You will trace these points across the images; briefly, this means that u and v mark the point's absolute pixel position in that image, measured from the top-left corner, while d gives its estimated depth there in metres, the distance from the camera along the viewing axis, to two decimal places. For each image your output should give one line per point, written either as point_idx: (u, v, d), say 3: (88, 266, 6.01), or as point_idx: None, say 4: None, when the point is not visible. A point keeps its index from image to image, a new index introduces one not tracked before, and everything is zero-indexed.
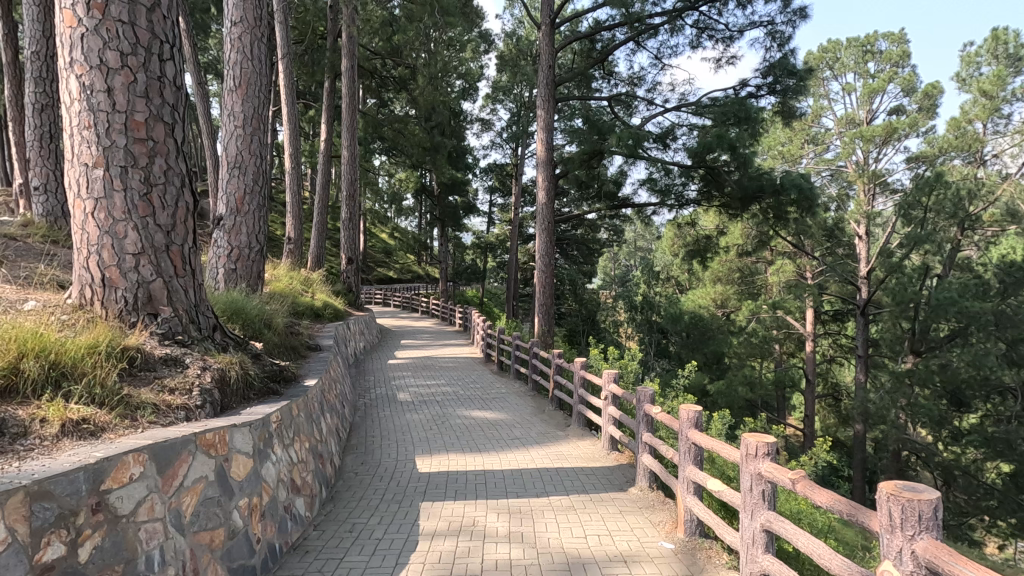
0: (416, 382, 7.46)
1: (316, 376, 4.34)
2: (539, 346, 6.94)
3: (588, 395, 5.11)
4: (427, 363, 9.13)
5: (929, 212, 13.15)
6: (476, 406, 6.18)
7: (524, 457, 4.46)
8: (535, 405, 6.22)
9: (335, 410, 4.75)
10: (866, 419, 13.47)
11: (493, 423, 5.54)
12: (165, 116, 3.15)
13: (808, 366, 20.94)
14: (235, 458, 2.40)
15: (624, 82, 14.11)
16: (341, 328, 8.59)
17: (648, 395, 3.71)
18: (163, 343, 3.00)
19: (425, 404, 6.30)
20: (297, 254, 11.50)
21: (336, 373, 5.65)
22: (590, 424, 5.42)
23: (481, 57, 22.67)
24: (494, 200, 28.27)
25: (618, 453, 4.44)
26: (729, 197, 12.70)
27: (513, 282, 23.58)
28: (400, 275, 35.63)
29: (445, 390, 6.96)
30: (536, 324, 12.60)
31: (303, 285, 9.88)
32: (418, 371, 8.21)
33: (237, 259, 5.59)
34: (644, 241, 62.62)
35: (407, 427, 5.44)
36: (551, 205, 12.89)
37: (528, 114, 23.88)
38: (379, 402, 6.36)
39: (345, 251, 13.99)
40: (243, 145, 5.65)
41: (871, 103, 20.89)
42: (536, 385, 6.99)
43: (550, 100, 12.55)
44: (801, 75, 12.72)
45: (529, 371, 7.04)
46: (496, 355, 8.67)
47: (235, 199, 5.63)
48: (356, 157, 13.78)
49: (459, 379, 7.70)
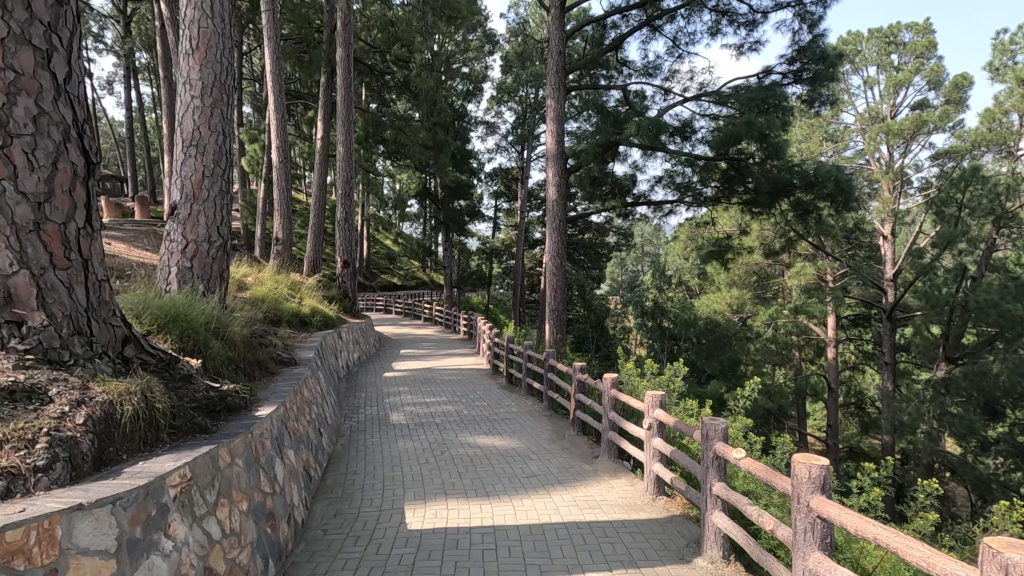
0: (413, 399, 6.46)
1: (275, 403, 3.35)
2: (555, 357, 5.99)
3: (622, 421, 4.12)
4: (426, 376, 8.13)
5: (964, 209, 12.09)
6: (483, 431, 5.16)
7: (546, 504, 3.45)
8: (553, 429, 5.22)
9: (305, 445, 3.74)
10: (895, 430, 12.45)
11: (503, 454, 4.52)
12: (34, 39, 2.20)
13: (830, 373, 19.81)
14: (74, 567, 1.41)
15: (637, 73, 13.15)
16: (328, 337, 7.62)
17: (721, 432, 2.68)
18: (23, 366, 2.05)
19: (422, 428, 5.30)
20: (286, 256, 10.52)
21: (313, 394, 4.67)
22: (622, 455, 4.43)
23: (484, 56, 21.86)
24: (499, 204, 27.34)
25: (667, 499, 3.43)
26: (753, 192, 11.71)
27: (519, 288, 22.66)
28: (405, 282, 34.80)
29: (446, 411, 5.93)
30: (547, 331, 11.66)
31: (289, 291, 8.91)
32: (416, 386, 7.21)
33: (193, 255, 4.62)
34: (651, 247, 61.87)
35: (398, 459, 4.45)
36: (562, 203, 11.92)
37: (534, 115, 22.98)
38: (367, 427, 5.35)
39: (340, 254, 13.00)
40: (202, 120, 4.70)
41: (896, 96, 19.84)
42: (553, 404, 6.00)
43: (561, 90, 11.60)
44: (830, 60, 11.71)
45: (544, 388, 6.07)
46: (504, 365, 7.73)
47: (191, 184, 4.66)
48: (352, 154, 12.84)
49: (462, 395, 6.71)
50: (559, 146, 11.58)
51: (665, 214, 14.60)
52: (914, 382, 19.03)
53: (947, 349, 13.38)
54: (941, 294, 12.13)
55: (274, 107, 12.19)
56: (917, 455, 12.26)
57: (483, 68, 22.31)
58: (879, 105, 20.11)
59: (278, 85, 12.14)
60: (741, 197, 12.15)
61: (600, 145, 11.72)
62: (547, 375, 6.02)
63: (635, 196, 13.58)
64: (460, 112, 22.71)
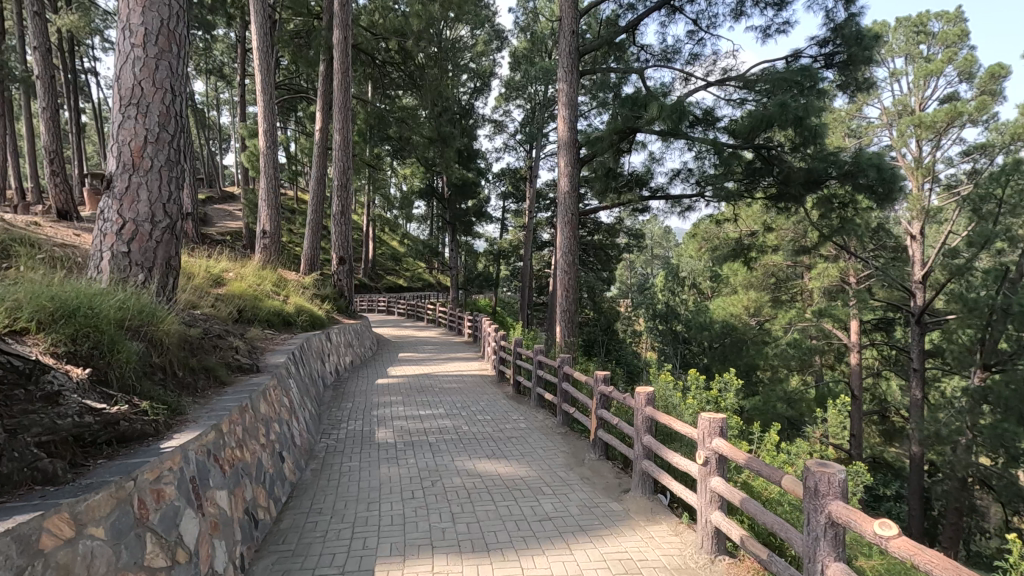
0: (406, 412, 5.58)
1: (201, 429, 2.49)
2: (571, 363, 5.12)
3: (661, 447, 3.22)
4: (422, 383, 7.26)
5: (1004, 206, 10.97)
6: (485, 454, 4.27)
7: (566, 567, 2.55)
8: (570, 453, 4.32)
9: (250, 480, 2.86)
10: (923, 441, 11.44)
11: (510, 487, 3.62)
12: None
13: (854, 380, 18.74)
14: None
15: (655, 58, 12.21)
16: (313, 339, 6.76)
17: (840, 487, 1.74)
18: None
19: (412, 449, 4.41)
20: (274, 250, 9.66)
21: (277, 408, 3.80)
22: (659, 489, 3.53)
23: (491, 52, 20.99)
24: (507, 205, 26.46)
25: (731, 561, 2.54)
26: (781, 184, 10.74)
27: (527, 290, 21.82)
28: (411, 283, 34.12)
29: (443, 426, 5.05)
30: (558, 334, 10.79)
31: (274, 287, 8.08)
32: (411, 396, 6.34)
33: (131, 238, 3.78)
34: (661, 249, 60.50)
35: (378, 493, 3.54)
36: (575, 194, 11.00)
37: (543, 112, 22.09)
38: (346, 447, 4.47)
39: (336, 250, 12.13)
40: (144, 73, 3.84)
41: (925, 89, 18.70)
42: (568, 419, 5.10)
43: (575, 72, 10.70)
44: (867, 40, 10.61)
45: (559, 400, 5.17)
46: (510, 371, 6.86)
47: (130, 151, 3.82)
48: (349, 145, 11.97)
49: (462, 407, 5.83)
50: (572, 133, 10.69)
51: (684, 209, 13.66)
52: (944, 392, 17.92)
53: (984, 355, 12.32)
54: (982, 297, 11.09)
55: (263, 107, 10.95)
56: (950, 469, 11.34)
57: (490, 63, 21.46)
58: (907, 97, 18.96)
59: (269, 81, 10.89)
60: (768, 190, 11.20)
61: (618, 131, 10.81)
62: (561, 386, 5.13)
63: (653, 188, 12.67)
64: (466, 108, 21.87)
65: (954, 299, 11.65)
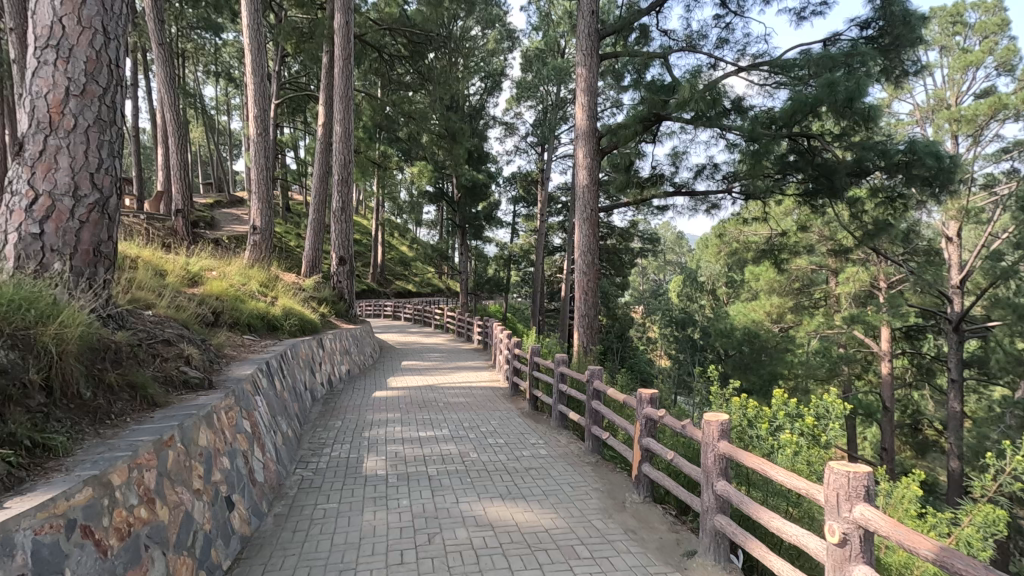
0: (403, 434, 4.68)
1: (64, 487, 1.61)
2: (602, 377, 4.23)
3: (753, 505, 2.29)
4: (424, 396, 6.37)
5: None
6: (498, 495, 3.35)
7: None
8: (607, 493, 3.40)
9: (163, 551, 1.98)
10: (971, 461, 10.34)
11: (531, 546, 2.70)
12: None
13: (886, 391, 17.58)
14: None
15: (680, 43, 11.24)
16: (301, 346, 5.90)
17: None
18: None
19: (406, 485, 3.51)
20: (266, 248, 8.81)
21: (230, 436, 2.92)
22: (737, 554, 2.59)
23: (502, 52, 20.16)
24: (517, 209, 25.66)
25: None
26: (819, 176, 9.64)
27: (539, 295, 20.89)
28: (420, 289, 33.42)
29: (446, 453, 4.15)
30: (576, 342, 9.88)
31: (262, 288, 7.27)
32: (411, 413, 5.45)
33: (46, 216, 2.94)
34: (674, 254, 59.24)
35: (354, 550, 2.65)
36: (595, 188, 10.09)
37: (556, 113, 21.14)
38: (324, 481, 3.58)
39: (335, 250, 11.29)
40: (65, 8, 3.01)
41: (964, 83, 17.43)
42: (600, 446, 4.17)
43: (595, 55, 9.81)
44: (914, 20, 8.83)
45: (588, 423, 4.24)
46: (526, 385, 5.97)
47: (46, 105, 2.99)
48: (350, 137, 11.14)
49: (470, 427, 4.92)
50: (591, 123, 9.80)
51: (711, 207, 12.69)
52: (986, 406, 16.71)
53: None
54: None
55: (255, 102, 8.84)
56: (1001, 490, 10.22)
57: (501, 63, 20.67)
58: (943, 91, 17.69)
59: (260, 79, 8.81)
60: (801, 185, 10.28)
61: (642, 121, 9.88)
62: (591, 405, 4.21)
63: (677, 184, 11.76)
64: (476, 108, 21.08)
65: (1001, 304, 10.62)
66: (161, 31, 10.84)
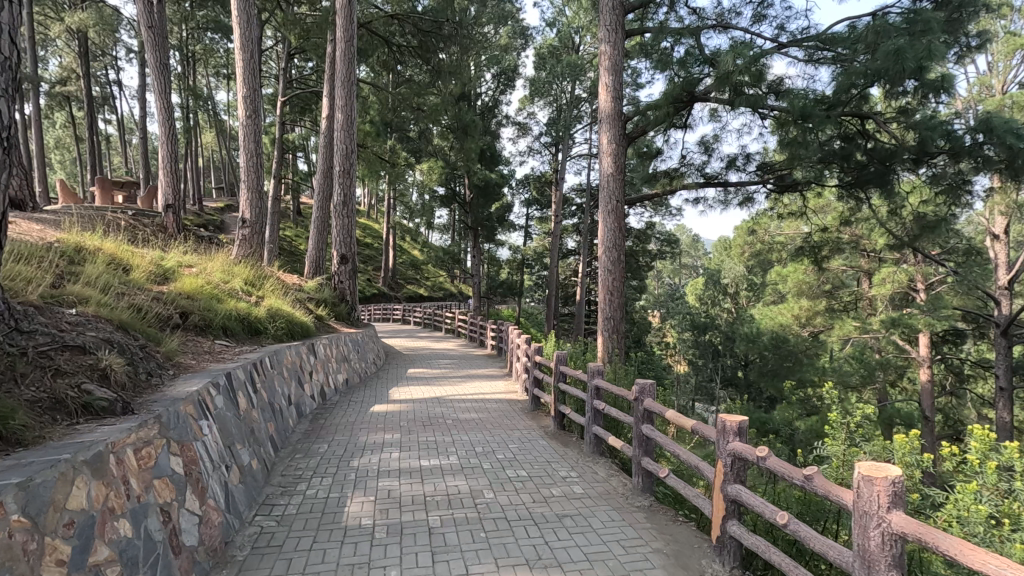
0: (401, 463, 3.76)
1: None
2: (654, 396, 3.27)
3: None
4: (430, 412, 5.45)
5: None
6: (523, 562, 2.42)
7: None
8: (674, 557, 2.46)
9: None
10: None
11: None
12: None
13: (926, 401, 16.35)
14: None
15: (711, 19, 10.15)
16: (285, 352, 5.03)
17: None
18: None
19: (398, 547, 2.56)
20: (256, 243, 7.99)
21: (138, 487, 2.01)
22: None
23: (513, 48, 19.24)
24: (530, 212, 24.83)
25: None
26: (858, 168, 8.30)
27: (553, 299, 19.90)
28: (432, 293, 32.74)
29: (453, 494, 3.21)
30: (599, 348, 8.93)
31: (247, 287, 6.43)
32: (413, 434, 4.53)
33: None
34: (690, 258, 58.36)
35: None
36: (619, 177, 9.13)
37: (571, 111, 20.17)
38: (290, 537, 2.66)
39: (337, 247, 10.47)
40: None
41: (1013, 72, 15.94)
42: (652, 486, 3.22)
43: (620, 29, 8.83)
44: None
45: (636, 453, 3.29)
46: (550, 399, 5.01)
47: None
48: (353, 125, 10.26)
49: (484, 454, 3.98)
50: (615, 105, 8.87)
51: (745, 201, 11.66)
52: None
53: None
54: None
55: (245, 81, 7.95)
56: None
57: (514, 61, 19.69)
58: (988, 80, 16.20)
59: (250, 56, 7.89)
60: (841, 178, 8.83)
61: (675, 101, 8.74)
62: (640, 431, 3.25)
63: (708, 175, 10.77)
64: (488, 106, 20.17)
65: None
66: (151, 15, 10.07)
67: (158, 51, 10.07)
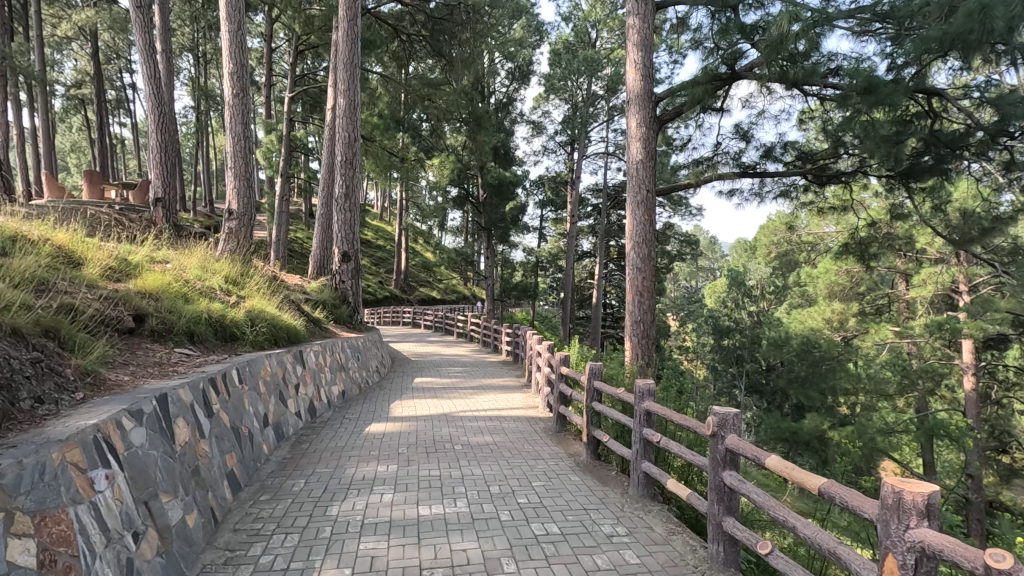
0: (395, 512, 2.86)
1: None
2: (738, 431, 2.36)
3: None
4: (436, 434, 4.57)
5: None
6: None
7: None
8: None
9: None
10: None
11: None
12: None
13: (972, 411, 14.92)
14: None
15: None
16: (264, 364, 4.21)
17: None
18: None
19: None
20: (244, 238, 7.20)
21: None
22: None
23: (529, 43, 18.32)
24: (545, 213, 23.90)
25: None
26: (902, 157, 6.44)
27: (569, 303, 18.94)
28: (445, 296, 32.00)
29: (458, 563, 2.34)
30: (627, 355, 8.01)
31: (229, 285, 5.64)
32: (413, 466, 3.65)
33: None
34: (706, 261, 57.08)
35: None
36: (646, 163, 8.18)
37: (590, 109, 19.19)
38: None
39: (338, 244, 9.68)
40: None
41: None
42: (736, 559, 2.32)
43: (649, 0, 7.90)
44: None
45: (714, 509, 2.38)
46: (580, 421, 4.11)
47: None
48: (356, 111, 9.46)
49: (501, 498, 3.10)
50: (645, 84, 7.97)
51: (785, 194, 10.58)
52: None
53: None
54: None
55: (233, 59, 7.16)
56: None
57: (529, 57, 18.84)
58: None
59: (236, 31, 7.11)
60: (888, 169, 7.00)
61: (714, 78, 7.78)
62: (722, 477, 2.35)
63: (743, 164, 9.80)
64: (502, 104, 19.34)
65: None
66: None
67: (146, 31, 9.27)
